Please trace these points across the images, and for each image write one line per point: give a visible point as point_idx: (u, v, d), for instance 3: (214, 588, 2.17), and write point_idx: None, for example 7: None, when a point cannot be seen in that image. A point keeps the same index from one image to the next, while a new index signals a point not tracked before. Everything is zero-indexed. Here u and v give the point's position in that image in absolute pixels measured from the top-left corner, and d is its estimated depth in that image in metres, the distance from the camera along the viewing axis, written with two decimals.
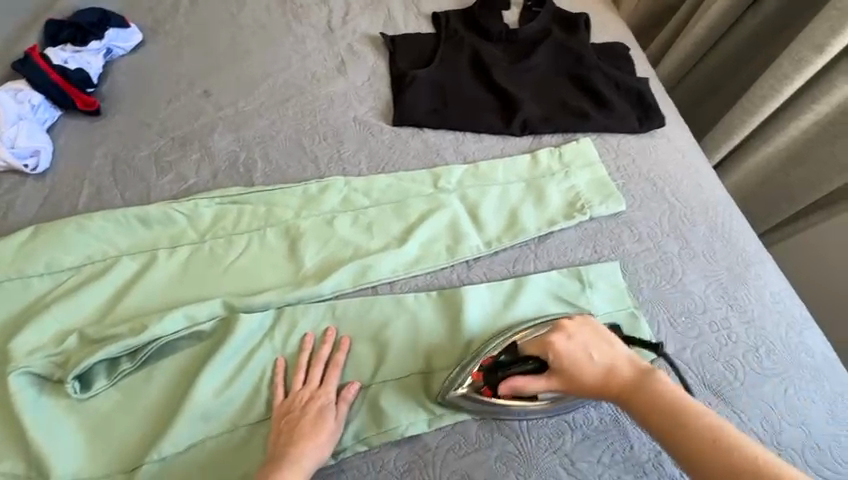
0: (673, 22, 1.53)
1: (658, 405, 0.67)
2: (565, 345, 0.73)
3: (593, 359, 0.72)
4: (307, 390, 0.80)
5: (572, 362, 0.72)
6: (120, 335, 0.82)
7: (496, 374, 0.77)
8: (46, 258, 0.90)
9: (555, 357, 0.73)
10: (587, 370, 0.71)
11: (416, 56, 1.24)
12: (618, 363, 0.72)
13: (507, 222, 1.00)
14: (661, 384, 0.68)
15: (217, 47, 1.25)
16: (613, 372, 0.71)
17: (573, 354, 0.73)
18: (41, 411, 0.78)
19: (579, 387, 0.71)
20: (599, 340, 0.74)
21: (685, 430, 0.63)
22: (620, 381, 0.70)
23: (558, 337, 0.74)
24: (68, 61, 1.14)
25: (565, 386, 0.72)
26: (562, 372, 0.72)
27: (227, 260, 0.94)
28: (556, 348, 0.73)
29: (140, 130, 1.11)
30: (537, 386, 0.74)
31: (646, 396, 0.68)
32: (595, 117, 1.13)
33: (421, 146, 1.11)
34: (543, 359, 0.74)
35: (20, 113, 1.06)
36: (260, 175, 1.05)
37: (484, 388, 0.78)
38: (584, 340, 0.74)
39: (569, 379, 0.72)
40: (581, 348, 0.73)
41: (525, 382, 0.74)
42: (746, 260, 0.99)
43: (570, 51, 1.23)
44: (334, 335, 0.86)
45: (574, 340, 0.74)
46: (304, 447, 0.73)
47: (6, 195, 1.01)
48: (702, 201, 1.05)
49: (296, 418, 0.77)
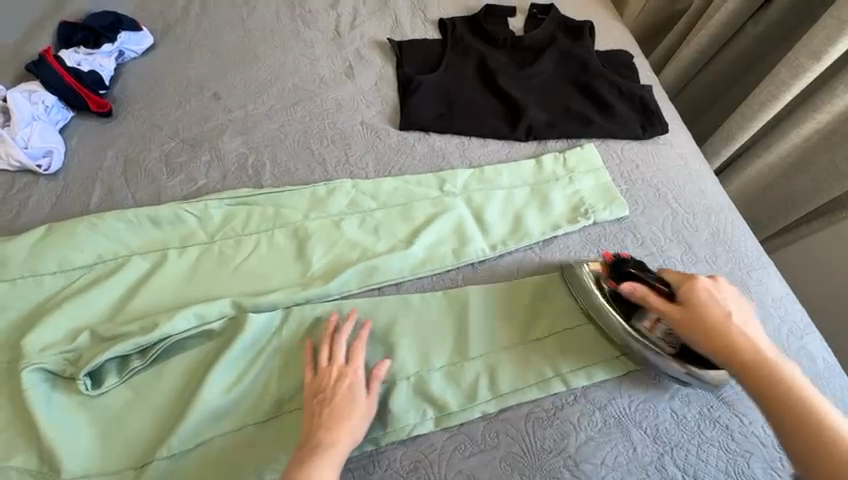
0: (676, 30, 1.55)
1: (778, 377, 0.67)
2: (706, 293, 0.77)
3: (725, 308, 0.76)
4: (335, 368, 0.80)
5: (705, 305, 0.76)
6: (131, 333, 0.84)
7: (626, 273, 0.86)
8: (59, 256, 0.92)
9: (692, 293, 0.77)
10: (718, 319, 0.74)
11: (423, 61, 1.26)
12: (753, 334, 0.73)
13: (512, 226, 1.02)
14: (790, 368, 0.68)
15: (227, 50, 1.27)
16: (743, 337, 0.72)
17: (712, 303, 0.76)
18: (53, 407, 0.79)
19: (697, 316, 0.75)
20: (742, 312, 0.76)
21: (800, 409, 0.63)
22: (748, 348, 0.71)
23: (704, 285, 0.78)
24: (81, 63, 1.17)
25: (683, 319, 0.76)
26: (690, 307, 0.76)
27: (236, 260, 0.95)
28: (699, 282, 0.79)
29: (151, 132, 1.13)
30: (654, 303, 0.79)
31: (773, 365, 0.68)
32: (598, 124, 1.15)
33: (427, 150, 1.12)
34: (679, 292, 0.79)
35: (33, 114, 1.08)
36: (269, 178, 1.07)
37: (605, 280, 0.89)
38: (724, 301, 0.77)
39: (691, 315, 0.76)
40: (719, 303, 0.76)
41: (648, 295, 0.80)
42: (747, 265, 1.00)
43: (574, 58, 1.25)
44: (356, 315, 0.87)
45: (716, 296, 0.77)
46: (343, 423, 0.74)
47: (19, 195, 1.03)
48: (704, 206, 1.06)
49: (328, 397, 0.77)
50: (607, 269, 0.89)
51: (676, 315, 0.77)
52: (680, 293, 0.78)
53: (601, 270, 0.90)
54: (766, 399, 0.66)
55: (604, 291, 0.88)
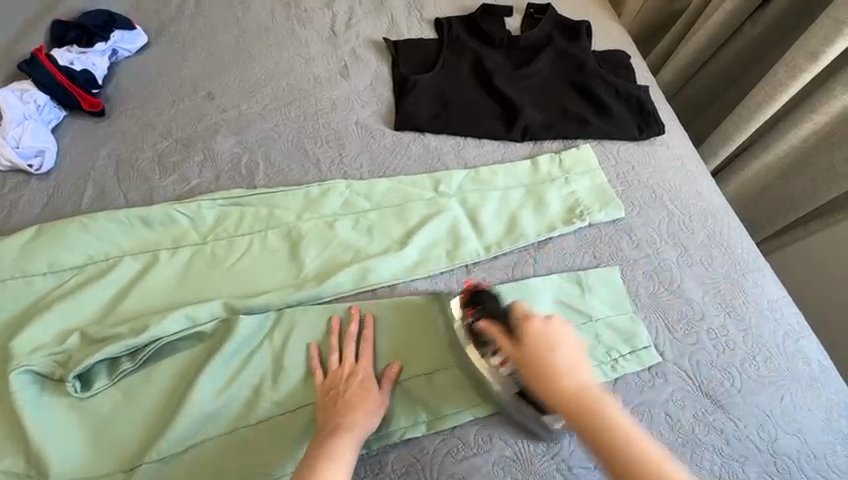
0: (674, 30, 1.54)
1: (616, 434, 0.62)
2: (539, 336, 0.71)
3: (550, 350, 0.70)
4: (345, 366, 0.82)
5: (542, 349, 0.70)
6: (121, 335, 0.83)
7: (480, 308, 0.82)
8: (49, 257, 0.91)
9: (532, 335, 0.71)
10: (541, 367, 0.68)
11: (418, 61, 1.25)
12: (579, 378, 0.67)
13: (507, 227, 1.01)
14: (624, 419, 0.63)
15: (222, 49, 1.26)
16: (575, 384, 0.67)
17: (544, 346, 0.70)
18: (42, 409, 0.79)
19: (523, 360, 0.70)
20: (575, 352, 0.71)
21: (642, 475, 0.59)
22: (575, 397, 0.65)
23: (537, 327, 0.72)
24: (74, 62, 1.16)
25: (529, 370, 0.69)
26: (529, 354, 0.70)
27: (229, 261, 0.94)
28: (528, 324, 0.73)
29: (144, 131, 1.12)
30: (510, 349, 0.73)
31: (598, 420, 0.63)
32: (595, 125, 1.14)
33: (422, 150, 1.11)
34: (519, 334, 0.72)
35: (25, 113, 1.07)
36: (262, 178, 1.06)
37: (466, 311, 0.84)
38: (561, 343, 0.71)
39: (530, 363, 0.69)
40: (551, 345, 0.70)
41: (504, 341, 0.75)
42: (744, 267, 0.99)
43: (571, 58, 1.24)
44: (359, 311, 0.89)
45: (551, 340, 0.71)
46: (357, 415, 0.76)
47: (11, 194, 1.02)
48: (700, 208, 1.06)
49: (341, 392, 0.79)
50: (465, 301, 0.85)
51: (522, 363, 0.71)
52: (520, 335, 0.72)
53: (461, 300, 0.86)
54: (606, 462, 0.62)
55: (462, 327, 0.85)
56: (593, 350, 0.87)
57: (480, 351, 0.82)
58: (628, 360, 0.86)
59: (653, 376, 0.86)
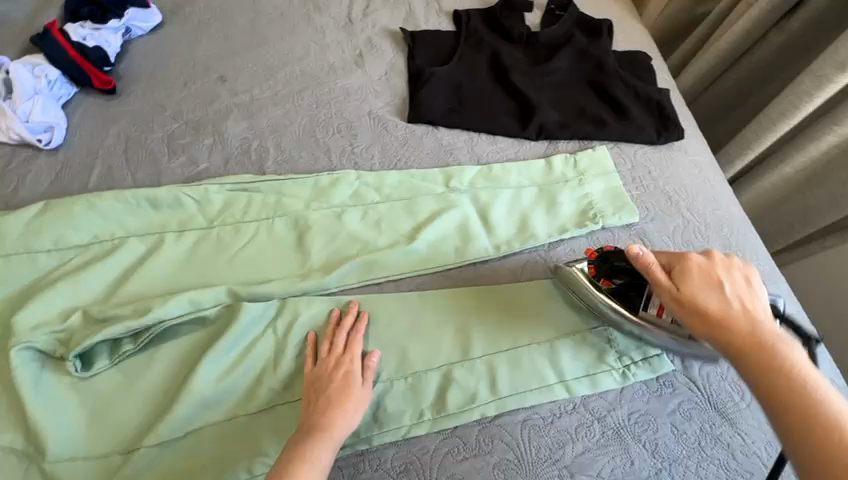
0: (696, 34, 1.52)
1: (781, 362, 0.58)
2: (701, 271, 0.70)
3: (720, 286, 0.68)
4: (332, 357, 0.80)
5: (701, 285, 0.68)
6: (124, 316, 0.82)
7: (612, 272, 0.83)
8: (54, 234, 0.90)
9: (691, 271, 0.70)
10: (703, 300, 0.67)
11: (434, 53, 1.23)
12: (744, 311, 0.65)
13: (518, 226, 0.99)
14: (789, 352, 0.59)
15: (236, 32, 1.24)
16: (730, 316, 0.65)
17: (708, 281, 0.69)
18: (42, 387, 0.78)
19: (686, 291, 0.68)
20: (743, 289, 0.68)
21: (802, 397, 0.54)
22: (737, 324, 0.63)
23: (704, 264, 0.71)
24: (87, 38, 1.14)
25: (681, 297, 0.68)
26: (681, 279, 0.70)
27: (234, 248, 0.93)
28: (691, 262, 0.71)
29: (154, 112, 1.11)
30: (658, 276, 0.71)
31: (759, 347, 0.60)
32: (612, 126, 1.12)
33: (435, 144, 1.10)
34: (678, 265, 0.71)
35: (35, 88, 1.06)
36: (272, 165, 1.05)
37: (593, 270, 0.85)
38: (728, 280, 0.69)
39: (686, 292, 0.68)
40: (718, 282, 0.69)
41: (652, 267, 0.72)
42: (758, 279, 0.97)
43: (591, 57, 1.22)
44: (358, 306, 0.87)
45: (716, 275, 0.69)
46: (338, 411, 0.73)
47: (19, 169, 1.01)
48: (717, 218, 1.03)
49: (324, 384, 0.76)
50: (593, 262, 0.86)
51: (676, 291, 0.69)
52: (677, 270, 0.71)
53: (591, 273, 0.86)
54: (777, 395, 0.56)
55: (602, 289, 0.84)
56: (604, 354, 0.87)
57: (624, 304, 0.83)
58: (640, 367, 0.86)
59: (661, 385, 0.85)
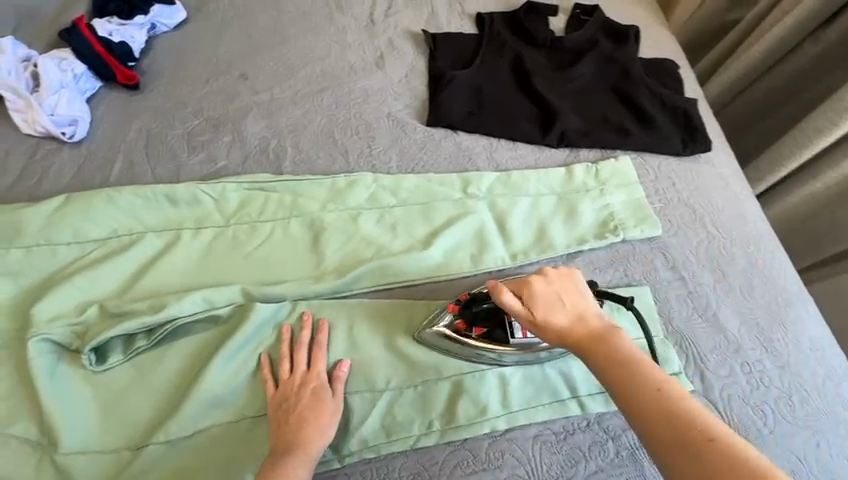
0: (725, 41, 1.47)
1: (624, 364, 0.60)
2: (542, 286, 0.69)
3: (562, 306, 0.68)
4: (296, 376, 0.79)
5: (551, 306, 0.68)
6: (139, 312, 0.82)
7: (479, 315, 0.81)
8: (74, 227, 0.91)
9: (536, 295, 0.69)
10: (553, 318, 0.67)
11: (455, 56, 1.21)
12: (586, 317, 0.67)
13: (535, 235, 0.97)
14: (629, 349, 0.62)
15: (259, 30, 1.25)
16: (576, 326, 0.66)
17: (549, 297, 0.69)
18: (56, 379, 0.79)
19: (543, 319, 0.67)
20: (577, 294, 0.70)
21: (650, 398, 0.56)
22: (583, 333, 0.65)
23: (537, 279, 0.71)
24: (113, 34, 1.16)
25: (537, 320, 0.67)
26: (533, 306, 0.68)
27: (249, 247, 0.93)
28: (534, 287, 0.69)
29: (176, 108, 1.11)
30: (511, 305, 0.68)
31: (604, 353, 0.62)
32: (635, 135, 1.09)
33: (454, 148, 1.08)
34: (522, 289, 0.70)
35: (62, 82, 1.08)
36: (289, 165, 1.05)
37: (458, 323, 0.82)
38: (562, 288, 0.70)
39: (538, 314, 0.67)
40: (556, 294, 0.69)
41: (503, 297, 0.69)
42: (785, 299, 0.93)
43: (616, 64, 1.19)
44: (327, 323, 0.84)
45: (552, 287, 0.70)
46: (311, 431, 0.73)
47: (43, 161, 1.03)
48: (743, 233, 1.00)
49: (293, 405, 0.76)
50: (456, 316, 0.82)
51: (531, 316, 0.67)
52: (526, 298, 0.69)
53: (461, 328, 0.82)
54: (640, 411, 0.56)
55: (474, 337, 0.81)
56: None
57: (494, 341, 0.81)
58: None
59: None
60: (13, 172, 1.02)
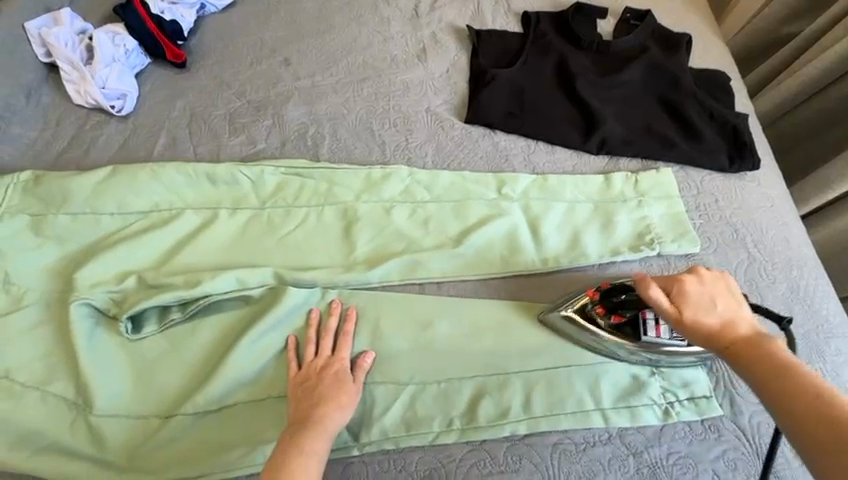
0: (780, 55, 1.41)
1: (780, 367, 0.59)
2: (694, 288, 0.70)
3: (716, 308, 0.68)
4: (320, 359, 0.80)
5: (700, 307, 0.68)
6: (175, 285, 0.85)
7: (619, 306, 0.82)
8: (117, 198, 0.93)
9: (685, 292, 0.69)
10: (702, 319, 0.67)
11: (499, 54, 1.19)
12: (738, 320, 0.67)
13: (568, 242, 0.96)
14: (788, 356, 0.61)
15: (304, 17, 1.25)
16: (729, 328, 0.66)
17: (699, 298, 0.69)
18: (94, 343, 0.82)
19: (692, 318, 0.67)
20: (733, 300, 0.69)
21: (811, 400, 0.55)
22: (736, 335, 0.65)
23: (690, 281, 0.71)
24: (164, 12, 1.18)
25: (685, 318, 0.67)
26: (683, 303, 0.68)
27: (283, 231, 0.94)
28: (685, 286, 0.70)
29: (220, 89, 1.13)
30: (660, 301, 0.68)
31: (754, 355, 0.62)
32: (681, 148, 1.06)
33: (491, 148, 1.07)
34: (672, 286, 0.70)
35: (114, 56, 1.11)
36: (326, 152, 1.06)
37: (596, 309, 0.83)
38: (717, 292, 0.70)
39: (687, 314, 0.67)
40: (710, 297, 0.69)
41: (653, 293, 0.69)
42: (826, 330, 0.90)
43: (666, 73, 1.15)
44: (355, 312, 0.86)
45: (706, 291, 0.70)
46: (329, 410, 0.74)
47: (91, 132, 1.06)
48: (786, 257, 0.96)
49: (313, 384, 0.77)
50: (594, 303, 0.83)
51: (679, 315, 0.67)
52: (674, 293, 0.69)
53: (599, 314, 0.82)
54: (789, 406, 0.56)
55: (605, 326, 0.82)
56: (645, 388, 0.82)
57: (626, 333, 0.82)
58: (685, 408, 0.82)
59: (706, 428, 0.81)
60: (63, 141, 1.05)
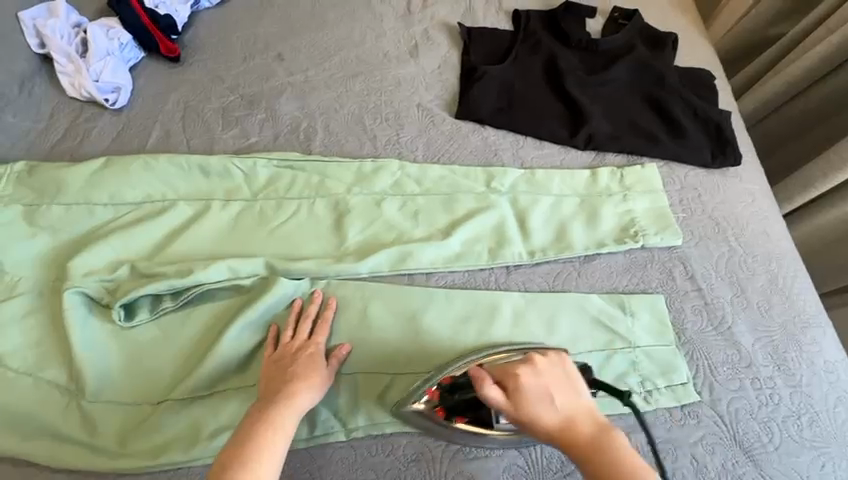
0: (766, 55, 1.44)
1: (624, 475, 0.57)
2: (531, 380, 0.61)
3: (552, 400, 0.61)
4: (296, 341, 0.82)
5: (535, 405, 0.60)
6: (168, 274, 0.86)
7: (458, 407, 0.71)
8: (111, 189, 0.95)
9: (522, 389, 0.61)
10: (539, 416, 0.60)
11: (489, 51, 1.22)
12: (577, 414, 0.61)
13: (555, 235, 0.98)
14: (627, 451, 0.59)
15: (298, 13, 1.27)
16: (568, 426, 0.60)
17: (536, 390, 0.61)
18: (88, 330, 0.83)
19: (532, 420, 0.60)
20: (566, 384, 0.63)
21: None
22: (578, 434, 0.59)
23: (526, 370, 0.63)
24: (159, 6, 1.19)
25: (523, 417, 0.60)
26: (522, 404, 0.60)
27: (274, 223, 0.96)
28: (521, 380, 0.61)
29: (213, 83, 1.15)
30: (495, 399, 0.60)
31: (595, 460, 0.58)
32: (665, 143, 1.08)
33: (481, 143, 1.09)
34: (509, 380, 0.61)
35: (109, 49, 1.12)
36: (319, 145, 1.07)
37: (438, 407, 0.73)
38: (551, 377, 0.63)
39: (526, 412, 0.60)
40: (547, 386, 0.62)
41: (487, 393, 0.60)
42: (804, 320, 0.93)
43: (652, 71, 1.18)
44: (334, 302, 0.87)
45: (542, 377, 0.62)
46: (300, 387, 0.75)
47: (86, 124, 1.08)
48: (766, 250, 0.99)
49: (287, 364, 0.78)
50: (434, 402, 0.73)
51: (517, 413, 0.60)
52: (512, 390, 0.61)
53: (439, 415, 0.73)
54: None
55: (451, 426, 0.72)
56: (625, 376, 0.86)
57: (476, 427, 0.72)
58: (664, 394, 0.84)
59: (685, 414, 0.83)
60: (57, 132, 1.06)
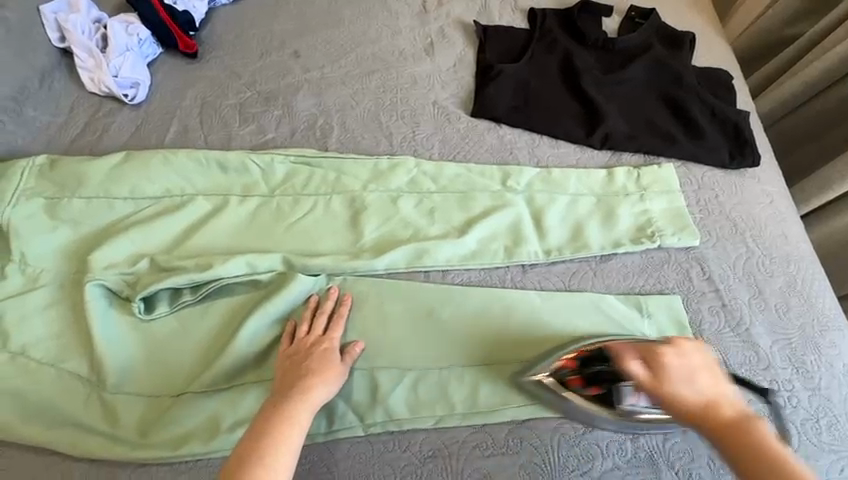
0: (783, 56, 1.43)
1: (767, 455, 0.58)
2: (677, 360, 0.66)
3: (695, 381, 0.65)
4: (311, 336, 0.82)
5: (672, 381, 0.64)
6: (187, 269, 0.87)
7: (593, 378, 0.79)
8: (131, 183, 0.96)
9: (662, 365, 0.66)
10: (681, 391, 0.64)
11: (505, 49, 1.21)
12: (721, 398, 0.64)
13: (571, 234, 0.98)
14: (771, 435, 0.60)
15: (314, 10, 1.27)
16: (709, 404, 0.63)
17: (683, 370, 0.65)
18: (108, 323, 0.84)
19: (669, 393, 0.64)
20: (713, 372, 0.66)
21: None
22: (719, 413, 0.62)
23: (671, 351, 0.67)
24: (176, 3, 1.20)
25: (662, 391, 0.64)
26: (662, 378, 0.65)
27: (291, 219, 0.96)
28: (663, 358, 0.66)
29: (230, 79, 1.15)
30: (637, 373, 0.66)
31: (740, 439, 0.60)
32: (682, 143, 1.08)
33: (496, 142, 1.09)
34: (651, 357, 0.67)
35: (127, 45, 1.13)
36: (335, 142, 1.08)
37: (570, 378, 0.80)
38: (696, 363, 0.66)
39: (665, 386, 0.64)
40: (691, 368, 0.66)
41: (630, 366, 0.67)
42: (823, 323, 0.92)
43: (669, 70, 1.17)
44: (349, 299, 0.87)
45: (687, 360, 0.67)
46: (315, 383, 0.76)
47: (105, 118, 1.09)
48: (785, 253, 0.98)
49: (302, 359, 0.79)
50: (569, 372, 0.80)
51: (656, 387, 0.65)
52: (653, 365, 0.66)
53: (574, 384, 0.80)
54: None
55: (580, 396, 0.80)
56: None
57: (602, 403, 0.79)
58: None
59: None
60: (77, 126, 1.07)
